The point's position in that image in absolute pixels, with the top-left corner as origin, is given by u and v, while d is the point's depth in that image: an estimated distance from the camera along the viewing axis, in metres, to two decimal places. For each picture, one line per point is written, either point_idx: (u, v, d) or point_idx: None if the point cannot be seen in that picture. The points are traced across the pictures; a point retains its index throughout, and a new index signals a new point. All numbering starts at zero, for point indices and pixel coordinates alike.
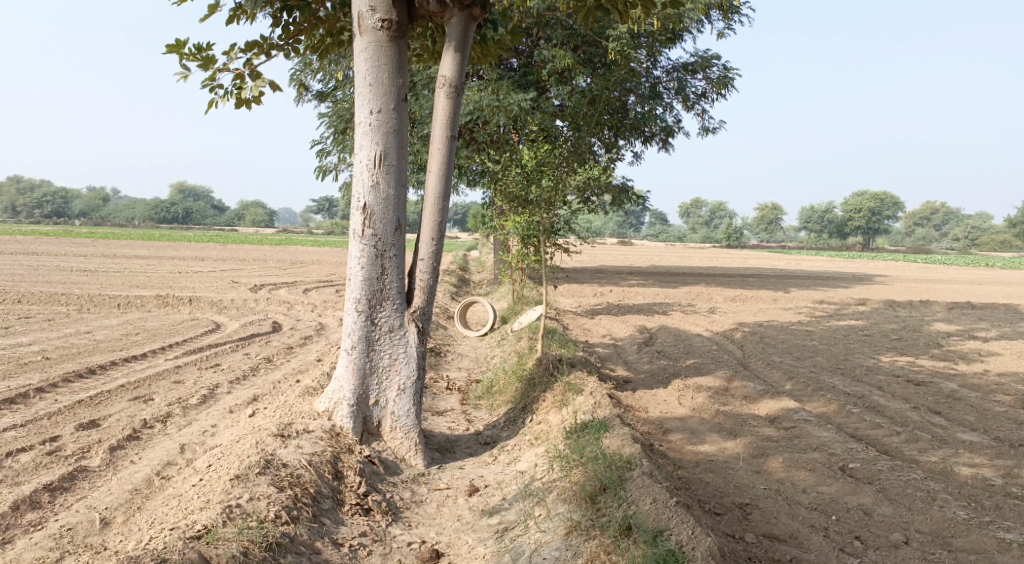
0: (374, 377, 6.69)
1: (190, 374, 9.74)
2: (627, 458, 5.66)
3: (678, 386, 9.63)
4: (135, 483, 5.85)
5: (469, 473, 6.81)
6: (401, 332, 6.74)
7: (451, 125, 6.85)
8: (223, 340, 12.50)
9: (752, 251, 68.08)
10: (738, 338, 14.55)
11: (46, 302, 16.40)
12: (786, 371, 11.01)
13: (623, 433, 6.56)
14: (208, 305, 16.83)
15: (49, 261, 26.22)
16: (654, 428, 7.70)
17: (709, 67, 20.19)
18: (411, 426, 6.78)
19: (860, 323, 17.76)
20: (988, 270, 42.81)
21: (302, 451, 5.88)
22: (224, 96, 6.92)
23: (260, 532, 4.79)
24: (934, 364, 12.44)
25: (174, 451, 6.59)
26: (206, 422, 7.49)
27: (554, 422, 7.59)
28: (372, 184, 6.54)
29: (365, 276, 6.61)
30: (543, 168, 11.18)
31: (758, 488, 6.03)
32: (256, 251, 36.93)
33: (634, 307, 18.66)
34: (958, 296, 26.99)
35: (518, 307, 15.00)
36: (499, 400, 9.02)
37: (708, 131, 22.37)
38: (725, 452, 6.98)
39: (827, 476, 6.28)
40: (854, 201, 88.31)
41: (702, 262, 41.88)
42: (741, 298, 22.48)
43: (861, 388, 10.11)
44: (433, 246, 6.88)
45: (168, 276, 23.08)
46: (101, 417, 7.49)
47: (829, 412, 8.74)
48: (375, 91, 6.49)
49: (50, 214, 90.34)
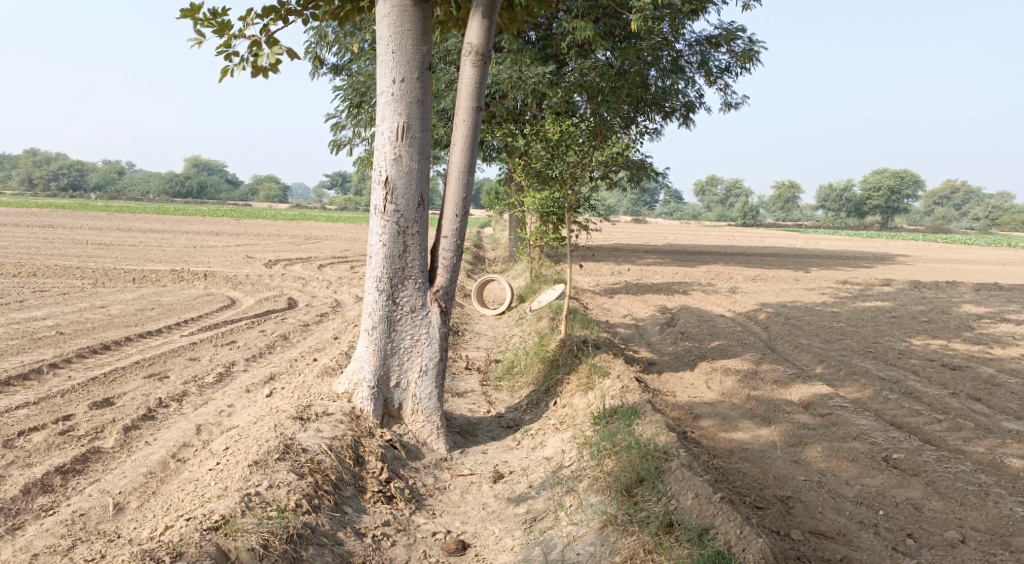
0: (395, 358, 6.43)
1: (205, 351, 9.54)
2: (663, 448, 5.38)
3: (705, 369, 9.34)
4: (149, 466, 5.62)
5: (493, 458, 6.56)
6: (424, 312, 6.47)
7: (477, 95, 6.52)
8: (238, 316, 12.31)
9: (769, 229, 67.52)
10: (762, 319, 14.21)
11: (61, 275, 16.26)
12: (815, 354, 10.68)
13: (656, 419, 6.28)
14: (223, 280, 16.63)
15: (64, 234, 26.10)
16: (684, 413, 7.40)
17: (733, 40, 19.63)
18: (433, 409, 6.53)
19: (886, 304, 17.37)
20: (1009, 250, 42.25)
21: (321, 435, 5.64)
22: (240, 64, 6.63)
23: (280, 523, 4.56)
24: (967, 347, 12.07)
25: (189, 432, 6.37)
26: (222, 402, 7.27)
27: (580, 406, 7.33)
28: (394, 157, 6.24)
29: (387, 254, 6.33)
30: (566, 143, 10.78)
31: (798, 479, 5.74)
32: (269, 226, 36.72)
33: (653, 286, 18.34)
34: (983, 277, 26.42)
35: (536, 285, 14.70)
36: (521, 381, 8.76)
37: (730, 107, 21.87)
38: (759, 439, 6.69)
39: (871, 468, 5.99)
40: (874, 179, 87.17)
41: (719, 241, 41.27)
42: (761, 278, 22.07)
43: (895, 373, 9.77)
44: (457, 222, 6.57)
45: (182, 250, 22.95)
46: (115, 396, 7.27)
47: (864, 398, 8.42)
48: (399, 60, 6.16)
49: (66, 187, 90.78)
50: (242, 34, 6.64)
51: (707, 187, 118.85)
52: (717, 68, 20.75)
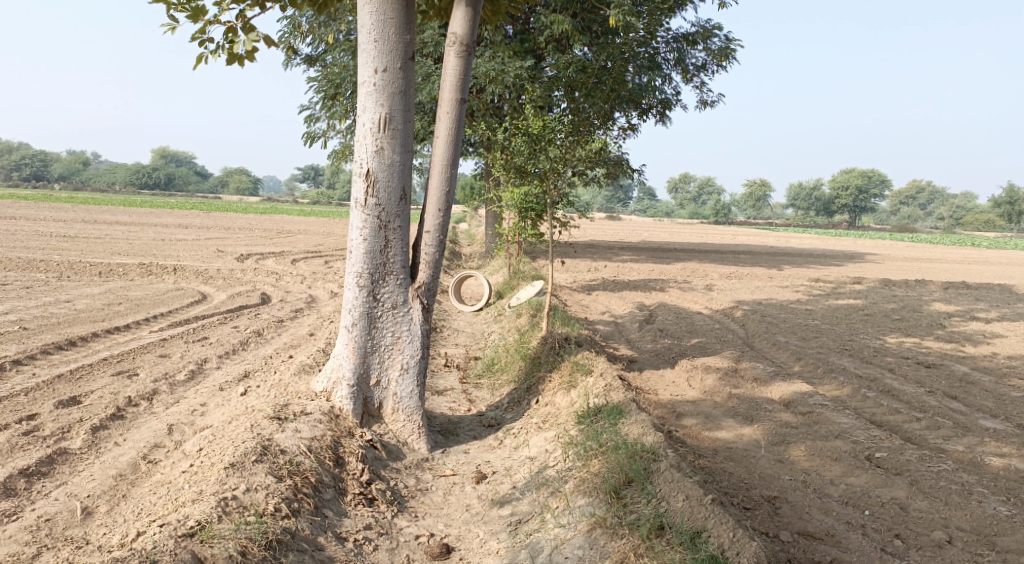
0: (375, 356, 6.29)
1: (177, 347, 9.30)
2: (650, 449, 5.31)
3: (686, 367, 9.31)
4: (119, 468, 5.42)
5: (475, 458, 6.44)
6: (404, 309, 6.32)
7: (461, 87, 6.38)
8: (210, 311, 12.04)
9: (740, 227, 68.09)
10: (739, 316, 14.24)
11: (24, 269, 15.82)
12: (793, 351, 10.70)
13: (641, 419, 6.21)
14: (193, 274, 16.30)
15: (27, 225, 25.44)
16: (667, 412, 7.35)
17: (709, 38, 19.63)
18: (414, 408, 6.39)
19: (859, 302, 17.51)
20: (973, 249, 43.03)
21: (300, 435, 5.48)
22: (215, 51, 6.45)
23: (259, 528, 4.40)
24: (941, 345, 12.19)
25: (161, 432, 6.17)
26: (195, 401, 7.07)
27: (562, 404, 7.24)
28: (376, 149, 6.08)
29: (367, 249, 6.18)
30: (545, 138, 10.65)
31: (783, 479, 5.70)
32: (240, 219, 36.17)
33: (630, 283, 18.33)
34: (951, 275, 26.79)
35: (514, 281, 14.59)
36: (502, 379, 8.66)
37: (706, 104, 21.91)
38: (743, 438, 6.65)
39: (855, 467, 5.97)
40: (843, 179, 88.32)
41: (692, 238, 41.51)
42: (736, 275, 22.17)
43: (872, 371, 9.82)
44: (439, 217, 6.44)
45: (151, 243, 22.48)
46: (83, 394, 7.04)
47: (844, 397, 8.44)
48: (381, 49, 6.00)
49: (30, 178, 88.86)
50: (217, 21, 6.45)
51: (679, 184, 119.64)
52: (693, 65, 20.77)
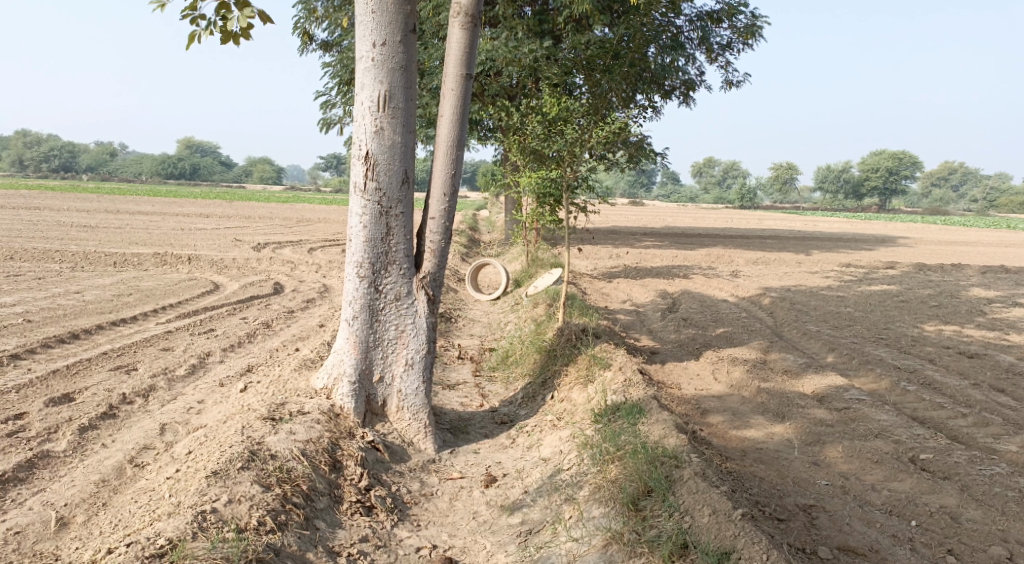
0: (378, 350, 5.88)
1: (181, 340, 8.97)
2: (672, 452, 4.87)
3: (710, 358, 8.82)
4: (102, 473, 5.08)
5: (485, 459, 6.02)
6: (409, 300, 5.91)
7: (466, 62, 5.92)
8: (221, 302, 11.71)
9: (766, 212, 66.89)
10: (767, 304, 13.69)
11: (39, 259, 15.65)
12: (825, 341, 10.14)
13: (663, 418, 5.75)
14: (209, 263, 16.05)
15: (49, 216, 25.39)
16: (691, 408, 6.87)
17: (735, 15, 18.94)
18: (420, 406, 5.98)
19: (893, 288, 16.83)
20: (1006, 231, 41.79)
21: (294, 438, 5.12)
22: (208, 29, 6.05)
23: (237, 547, 4.07)
24: (982, 334, 11.55)
25: (152, 432, 5.82)
26: (192, 397, 6.73)
27: (579, 401, 6.81)
28: (375, 130, 5.65)
29: (368, 237, 5.76)
30: (561, 120, 10.17)
31: (820, 484, 5.23)
32: (260, 208, 35.98)
33: (653, 270, 17.80)
34: (989, 259, 25.80)
35: (532, 269, 14.14)
36: (516, 372, 8.24)
37: (731, 85, 21.24)
38: (774, 437, 6.16)
39: (898, 471, 5.46)
40: (873, 161, 86.57)
41: (717, 223, 40.73)
42: (763, 261, 21.47)
43: (911, 362, 9.24)
44: (445, 202, 6.01)
45: (169, 233, 22.29)
46: (76, 391, 6.71)
47: (881, 390, 7.90)
48: (380, 21, 5.55)
49: (58, 169, 89.75)
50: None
51: (704, 169, 118.42)
52: (718, 45, 20.11)
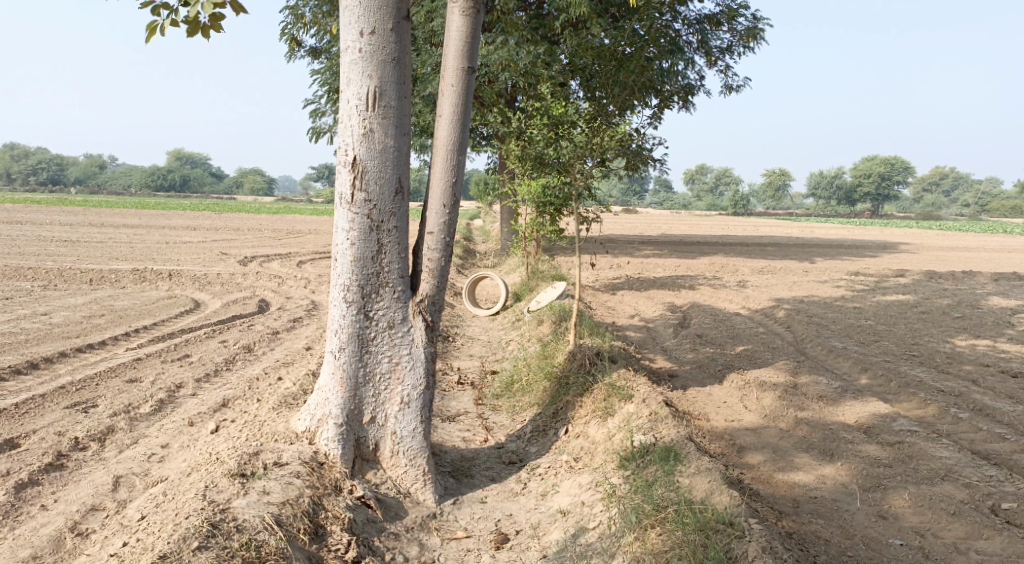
0: (369, 387, 5.03)
1: (152, 369, 8.08)
2: (727, 518, 4.24)
3: (737, 383, 7.97)
4: (36, 547, 4.26)
5: (495, 511, 5.17)
6: (404, 328, 5.06)
7: (468, 53, 5.10)
8: (200, 323, 10.81)
9: (760, 219, 66.34)
10: (783, 317, 12.85)
11: (10, 277, 14.70)
12: (856, 360, 9.29)
13: (703, 465, 4.93)
14: (191, 280, 15.15)
15: (29, 230, 24.36)
16: (725, 446, 6.05)
17: (735, 18, 18.22)
18: (418, 450, 5.11)
19: (910, 298, 16.02)
20: (1002, 236, 41.34)
21: (267, 501, 4.32)
22: (170, 19, 5.25)
23: None
24: (1018, 349, 10.74)
25: (104, 488, 4.97)
26: (155, 441, 5.86)
27: (597, 437, 5.98)
28: (364, 132, 4.82)
29: (356, 255, 4.92)
30: (566, 123, 9.25)
31: (895, 545, 4.44)
32: (246, 219, 35.04)
33: (657, 281, 16.96)
34: (999, 265, 25.06)
35: (533, 282, 13.28)
36: (523, 401, 7.36)
37: (731, 89, 20.51)
38: (827, 482, 5.34)
39: (983, 527, 4.66)
40: (866, 167, 86.22)
41: (714, 231, 40.02)
42: (769, 270, 20.68)
43: (954, 383, 8.43)
44: (445, 214, 5.18)
45: (153, 247, 21.37)
46: (22, 435, 5.85)
47: (930, 418, 7.08)
48: (367, 6, 4.72)
49: (46, 181, 88.55)
50: None
51: (697, 175, 118.31)
52: (718, 48, 19.36)
